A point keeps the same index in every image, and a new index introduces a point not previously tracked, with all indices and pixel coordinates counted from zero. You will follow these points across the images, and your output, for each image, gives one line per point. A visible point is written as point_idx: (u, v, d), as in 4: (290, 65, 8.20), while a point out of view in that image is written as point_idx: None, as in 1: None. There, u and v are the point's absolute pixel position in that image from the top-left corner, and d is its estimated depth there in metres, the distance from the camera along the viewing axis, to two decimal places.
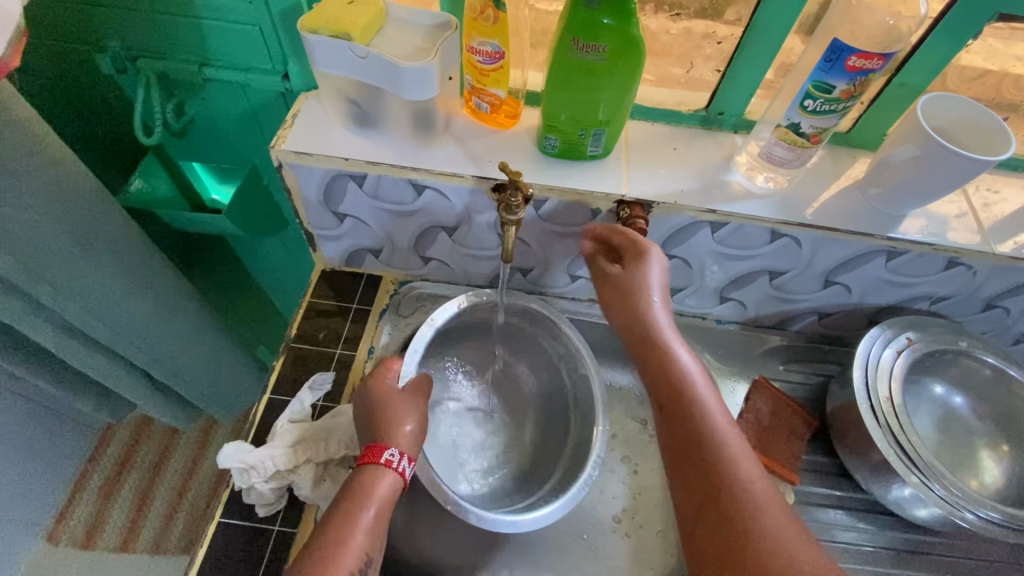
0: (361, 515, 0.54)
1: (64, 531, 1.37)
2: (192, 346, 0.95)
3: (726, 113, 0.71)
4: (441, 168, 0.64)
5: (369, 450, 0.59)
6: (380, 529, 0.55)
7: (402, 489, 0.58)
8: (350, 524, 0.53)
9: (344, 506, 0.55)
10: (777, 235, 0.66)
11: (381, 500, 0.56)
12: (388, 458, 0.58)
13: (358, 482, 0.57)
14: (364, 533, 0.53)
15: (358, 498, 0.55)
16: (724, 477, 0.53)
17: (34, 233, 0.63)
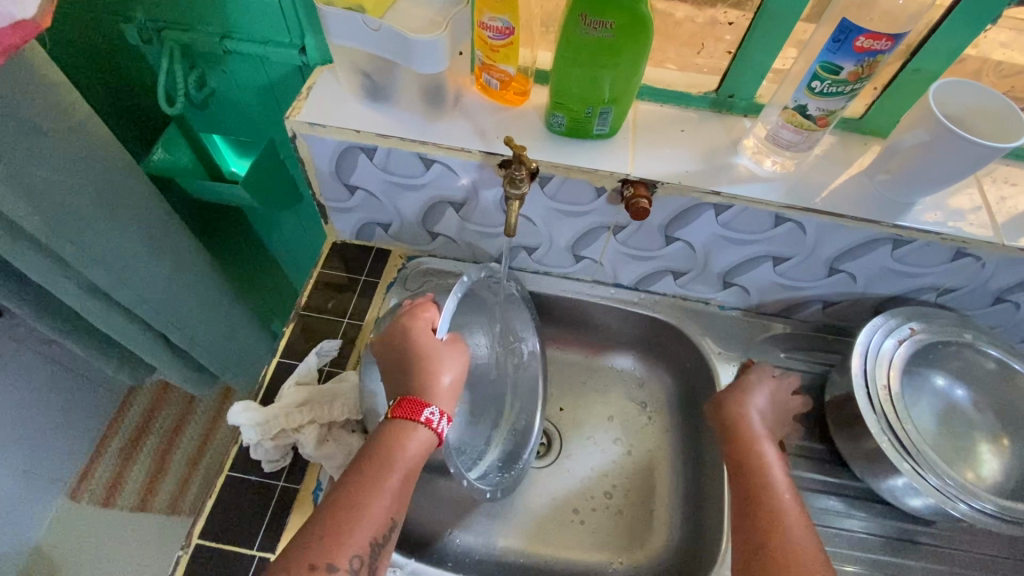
0: (387, 481, 0.56)
1: (87, 489, 1.43)
2: (209, 314, 0.99)
3: (736, 96, 0.70)
4: (449, 143, 0.65)
5: (407, 404, 0.60)
6: (404, 494, 0.57)
7: (429, 454, 0.59)
8: (376, 489, 0.55)
9: (371, 468, 0.56)
10: (782, 220, 0.66)
11: (408, 469, 0.57)
12: (427, 417, 0.59)
13: (387, 445, 0.58)
14: (388, 499, 0.55)
15: (384, 462, 0.56)
16: (779, 519, 0.58)
17: (61, 193, 0.67)
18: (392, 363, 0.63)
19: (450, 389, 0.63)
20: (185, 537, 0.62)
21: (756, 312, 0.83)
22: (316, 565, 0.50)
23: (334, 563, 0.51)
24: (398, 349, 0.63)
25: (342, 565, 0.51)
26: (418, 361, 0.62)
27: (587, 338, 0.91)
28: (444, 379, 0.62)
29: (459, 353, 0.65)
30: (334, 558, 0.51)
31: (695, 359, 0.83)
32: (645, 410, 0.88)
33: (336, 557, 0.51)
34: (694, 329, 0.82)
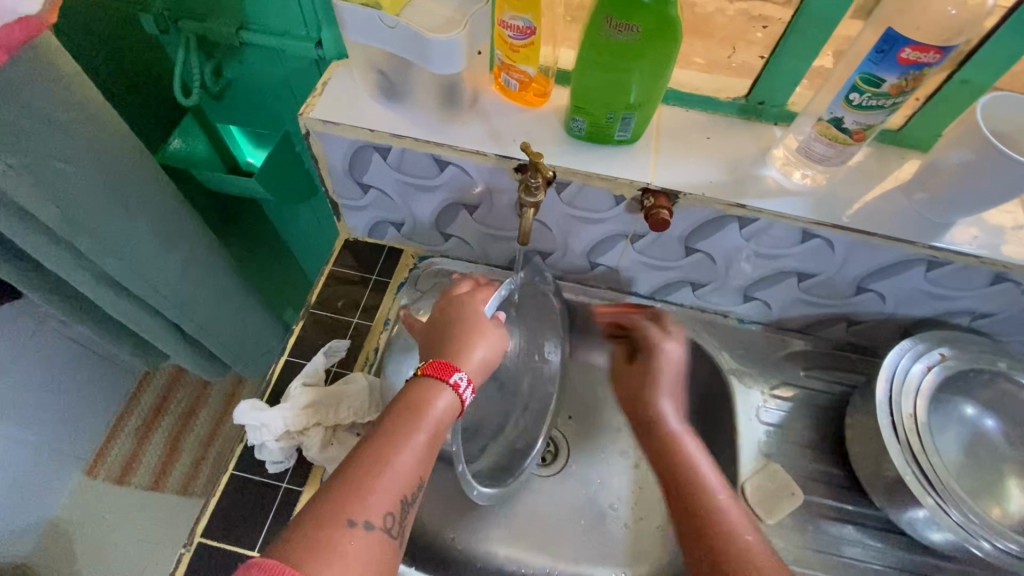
0: (416, 439, 0.52)
1: (103, 466, 1.47)
2: (222, 305, 0.99)
3: (767, 103, 0.67)
4: (465, 145, 0.63)
5: (437, 365, 0.59)
6: (431, 455, 0.53)
7: (453, 419, 0.57)
8: (405, 446, 0.51)
9: (399, 425, 0.53)
10: (809, 236, 0.64)
11: (435, 428, 0.54)
12: (456, 381, 0.57)
13: (415, 404, 0.55)
14: (417, 457, 0.52)
15: (411, 418, 0.53)
16: (725, 545, 0.59)
17: (74, 186, 0.66)
18: (437, 333, 0.65)
19: (483, 363, 0.62)
20: (188, 534, 0.62)
21: (777, 327, 0.80)
22: (352, 521, 0.46)
23: (369, 519, 0.47)
24: (447, 319, 0.65)
25: (377, 522, 0.47)
26: (458, 333, 0.63)
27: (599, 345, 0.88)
28: (478, 353, 0.62)
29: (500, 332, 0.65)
30: (369, 514, 0.47)
31: (710, 372, 0.80)
32: None
33: (371, 514, 0.47)
34: (711, 342, 0.80)
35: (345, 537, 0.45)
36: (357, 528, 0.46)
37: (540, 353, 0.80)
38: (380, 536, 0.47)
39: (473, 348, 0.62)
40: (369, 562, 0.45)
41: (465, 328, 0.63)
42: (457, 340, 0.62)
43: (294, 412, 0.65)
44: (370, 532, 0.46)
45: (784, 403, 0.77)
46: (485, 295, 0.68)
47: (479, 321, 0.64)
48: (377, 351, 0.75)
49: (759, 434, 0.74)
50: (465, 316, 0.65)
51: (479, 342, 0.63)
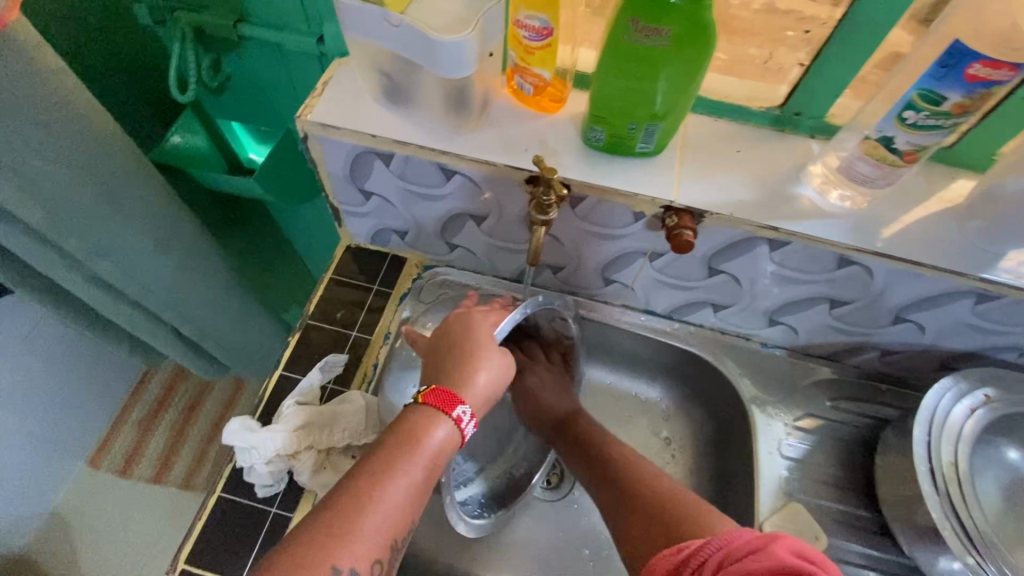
0: (412, 475, 0.48)
1: (105, 458, 1.42)
2: (219, 306, 0.96)
3: (804, 114, 0.61)
4: (472, 154, 0.58)
5: (440, 394, 0.53)
6: (426, 492, 0.49)
7: (453, 452, 0.52)
8: (398, 483, 0.47)
9: (393, 457, 0.48)
10: (846, 262, 0.58)
11: (433, 463, 0.49)
12: (459, 416, 0.52)
13: (411, 435, 0.50)
14: (410, 495, 0.47)
15: (408, 451, 0.49)
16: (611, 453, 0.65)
17: (57, 185, 0.63)
18: (438, 358, 0.58)
19: (486, 390, 0.57)
20: (171, 561, 0.59)
21: (803, 352, 0.75)
22: (336, 568, 0.42)
23: (354, 567, 0.42)
24: (450, 342, 0.59)
25: (362, 570, 0.43)
26: (461, 357, 0.57)
27: (611, 363, 0.84)
28: (480, 379, 0.56)
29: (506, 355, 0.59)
30: (355, 560, 0.42)
31: (730, 398, 0.75)
32: (669, 447, 0.81)
33: (356, 560, 0.43)
34: (731, 366, 0.75)
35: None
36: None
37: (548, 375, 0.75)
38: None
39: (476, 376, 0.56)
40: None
41: (468, 351, 0.57)
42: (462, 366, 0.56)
43: (284, 433, 0.61)
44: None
45: (806, 435, 0.72)
46: (493, 316, 0.61)
47: (482, 345, 0.58)
48: (376, 366, 0.71)
49: (779, 469, 0.69)
50: (467, 339, 0.58)
51: (483, 366, 0.57)
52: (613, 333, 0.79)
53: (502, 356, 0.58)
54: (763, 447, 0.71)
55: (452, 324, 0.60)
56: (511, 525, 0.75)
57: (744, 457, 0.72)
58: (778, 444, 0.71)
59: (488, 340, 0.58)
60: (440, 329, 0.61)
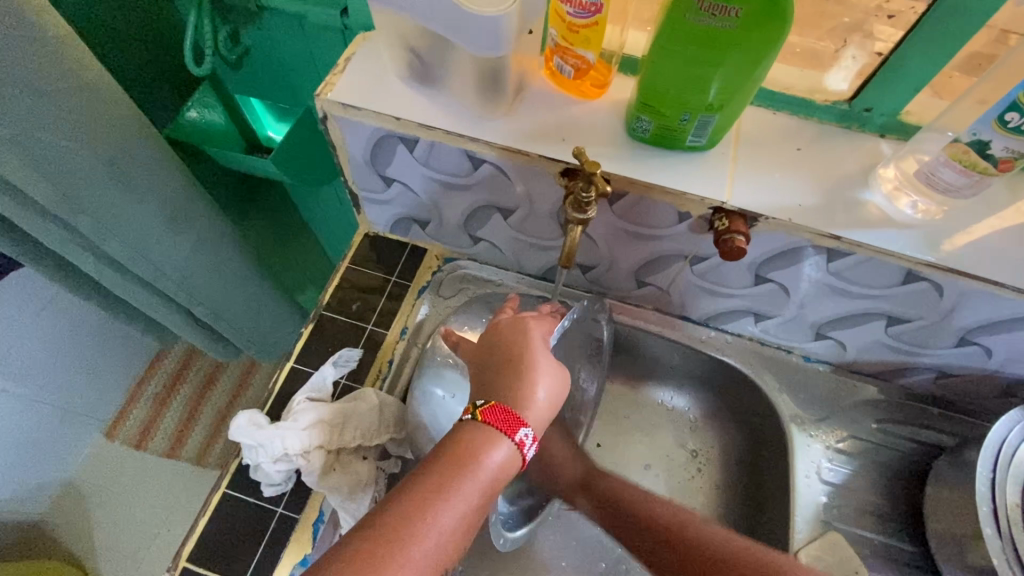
0: (466, 501, 0.44)
1: (121, 429, 1.40)
2: (236, 290, 0.93)
3: (875, 110, 0.55)
4: (504, 142, 0.53)
5: (501, 413, 0.48)
6: (479, 518, 0.45)
7: (511, 476, 0.48)
8: (453, 508, 0.44)
9: (449, 479, 0.44)
10: (913, 277, 0.53)
11: (489, 488, 0.46)
12: (521, 440, 0.48)
13: (467, 455, 0.46)
14: (466, 519, 0.44)
15: (465, 474, 0.45)
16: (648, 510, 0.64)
17: (69, 163, 0.60)
18: (490, 370, 0.53)
19: (546, 409, 0.51)
20: (172, 558, 0.57)
21: (848, 369, 0.70)
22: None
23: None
24: (500, 349, 0.54)
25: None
26: (509, 372, 0.52)
27: (637, 368, 0.79)
28: (539, 395, 0.50)
29: (560, 368, 0.54)
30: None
31: (766, 414, 0.71)
32: (696, 460, 0.77)
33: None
34: (769, 380, 0.70)
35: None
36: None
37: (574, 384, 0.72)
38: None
39: (508, 392, 0.50)
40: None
41: (513, 363, 0.52)
42: (507, 381, 0.51)
43: (295, 433, 0.58)
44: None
45: (847, 459, 0.67)
46: (546, 325, 0.57)
47: (537, 356, 0.52)
48: (392, 362, 0.68)
49: (817, 495, 0.65)
50: (517, 351, 0.53)
51: (539, 381, 0.51)
52: (643, 339, 0.74)
53: (557, 369, 0.53)
54: (801, 468, 0.66)
55: (504, 327, 0.55)
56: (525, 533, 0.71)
57: (779, 478, 0.68)
58: (816, 467, 0.66)
59: (544, 351, 0.53)
60: (489, 335, 0.56)
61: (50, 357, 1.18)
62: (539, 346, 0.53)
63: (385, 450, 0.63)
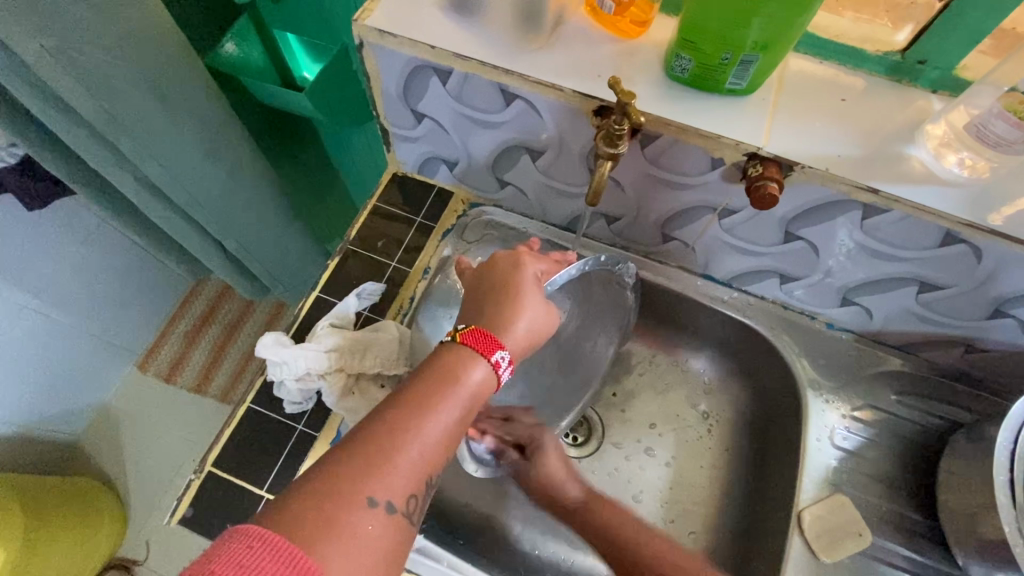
0: (447, 414, 0.44)
1: (153, 362, 1.45)
2: (265, 226, 0.96)
3: (929, 63, 0.52)
4: (539, 75, 0.53)
5: (478, 335, 0.49)
6: (459, 433, 0.45)
7: (487, 396, 0.48)
8: (434, 422, 0.44)
9: (429, 392, 0.45)
10: (951, 239, 0.51)
11: (469, 404, 0.46)
12: (497, 361, 0.48)
13: (447, 372, 0.46)
14: (447, 430, 0.44)
15: (445, 389, 0.45)
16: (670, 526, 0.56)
17: (114, 79, 0.61)
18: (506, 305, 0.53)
19: (526, 339, 0.52)
20: (199, 461, 0.61)
21: (873, 339, 0.68)
22: (371, 500, 0.38)
23: (391, 501, 0.39)
24: (497, 285, 0.53)
25: (398, 505, 0.40)
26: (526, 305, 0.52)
27: (656, 326, 0.79)
28: (519, 327, 0.51)
29: (548, 305, 0.54)
30: (391, 494, 0.39)
31: (781, 377, 0.70)
32: (707, 422, 0.77)
33: (393, 494, 0.39)
34: (789, 344, 0.69)
35: (363, 517, 0.38)
36: (376, 510, 0.38)
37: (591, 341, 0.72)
38: (400, 521, 0.39)
39: (523, 327, 0.51)
40: (384, 550, 0.38)
41: (522, 301, 0.52)
42: (524, 318, 0.51)
43: (317, 353, 0.60)
44: (390, 516, 0.39)
45: (863, 428, 0.66)
46: (549, 264, 0.56)
47: (526, 290, 0.52)
48: (413, 299, 0.69)
49: (828, 458, 0.65)
50: (529, 290, 0.53)
51: (533, 319, 0.52)
52: (663, 298, 0.74)
53: (544, 305, 0.53)
54: (813, 432, 0.66)
55: (500, 263, 0.55)
56: None
57: (789, 440, 0.68)
58: (826, 432, 0.66)
59: (534, 289, 0.53)
60: (484, 267, 0.55)
61: (92, 286, 1.24)
62: (527, 281, 0.53)
63: None
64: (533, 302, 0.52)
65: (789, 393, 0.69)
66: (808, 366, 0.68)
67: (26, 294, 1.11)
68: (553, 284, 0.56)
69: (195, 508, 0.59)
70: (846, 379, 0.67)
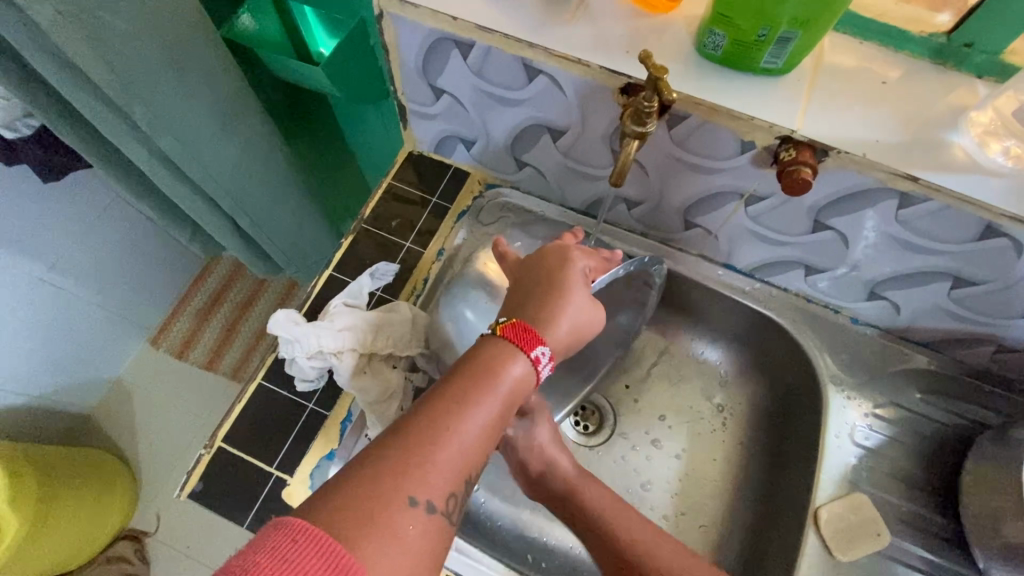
0: (486, 411, 0.43)
1: (165, 338, 1.46)
2: (278, 204, 0.95)
3: (976, 46, 0.49)
4: (564, 49, 0.51)
5: (520, 330, 0.47)
6: (498, 431, 0.44)
7: (525, 394, 0.47)
8: (474, 419, 0.42)
9: (469, 388, 0.43)
10: (993, 232, 0.49)
11: (508, 402, 0.45)
12: (538, 357, 0.47)
13: (487, 367, 0.45)
14: (486, 429, 0.43)
15: (485, 386, 0.44)
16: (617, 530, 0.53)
17: (130, 47, 0.60)
18: (524, 286, 0.52)
19: (568, 336, 0.50)
20: (210, 436, 0.60)
21: (898, 336, 0.66)
22: (412, 500, 0.37)
23: (431, 501, 0.38)
24: (536, 273, 0.53)
25: (438, 505, 0.38)
26: (544, 286, 0.51)
27: (673, 316, 0.77)
28: (545, 313, 0.49)
29: (597, 305, 0.53)
30: (432, 494, 0.38)
31: (801, 370, 0.68)
32: (721, 415, 0.75)
33: (433, 494, 0.38)
34: (810, 338, 0.67)
35: (404, 517, 0.36)
36: (417, 509, 0.37)
37: (606, 329, 0.70)
38: (439, 521, 0.38)
39: (541, 311, 0.49)
40: (425, 552, 0.37)
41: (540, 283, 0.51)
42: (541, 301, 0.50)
43: (331, 332, 0.59)
44: (430, 515, 0.37)
45: (885, 426, 0.65)
46: (570, 248, 0.55)
47: (574, 286, 0.51)
48: (428, 281, 0.68)
49: (847, 456, 0.63)
50: (545, 271, 0.52)
51: (551, 302, 0.50)
52: (681, 288, 0.72)
53: (590, 302, 0.52)
54: (832, 429, 0.64)
55: (543, 255, 0.54)
56: None
57: (808, 436, 0.66)
58: (849, 429, 0.64)
59: (581, 284, 0.52)
60: (533, 258, 0.55)
61: (105, 260, 1.24)
62: (576, 281, 0.52)
63: (415, 363, 0.64)
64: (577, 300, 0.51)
65: (810, 386, 0.67)
66: (829, 362, 0.66)
67: (41, 267, 1.12)
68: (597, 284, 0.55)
69: (204, 483, 0.59)
70: (868, 375, 0.65)
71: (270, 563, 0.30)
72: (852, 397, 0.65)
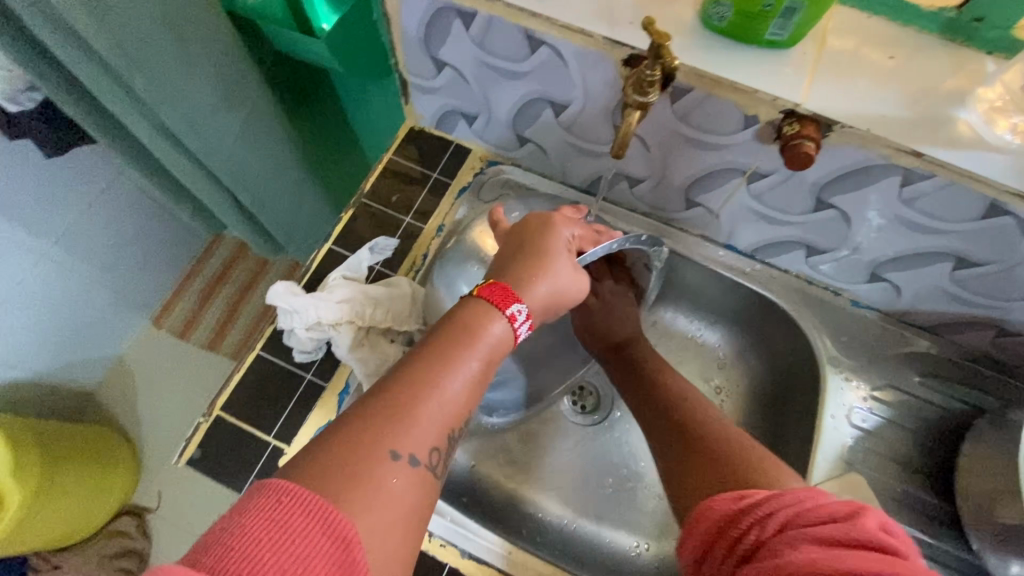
0: (469, 367, 0.43)
1: (168, 318, 1.46)
2: (279, 179, 0.95)
3: (987, 21, 0.48)
4: (566, 19, 0.50)
5: (496, 290, 0.47)
6: (481, 387, 0.44)
7: (506, 352, 0.47)
8: (456, 376, 0.42)
9: (450, 345, 0.43)
10: (996, 211, 0.48)
11: (488, 359, 0.45)
12: (514, 314, 0.46)
13: (467, 326, 0.45)
14: (468, 384, 0.43)
15: (462, 343, 0.44)
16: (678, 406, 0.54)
17: (129, 13, 0.60)
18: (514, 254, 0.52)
19: (549, 299, 0.50)
20: (208, 405, 0.61)
21: (900, 318, 0.66)
22: (395, 453, 0.37)
23: (414, 455, 0.38)
24: (526, 241, 0.52)
25: (422, 459, 0.38)
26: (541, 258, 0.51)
27: (673, 298, 0.77)
28: (542, 287, 0.49)
29: (580, 272, 0.53)
30: (415, 448, 0.38)
31: (798, 353, 0.68)
32: (718, 396, 0.75)
33: (416, 448, 0.38)
34: (811, 320, 0.66)
35: (388, 471, 0.36)
36: (401, 463, 0.37)
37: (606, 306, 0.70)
38: (424, 473, 0.38)
39: (540, 283, 0.49)
40: (411, 504, 0.37)
41: (541, 256, 0.51)
42: (539, 271, 0.50)
43: (329, 303, 0.60)
44: (414, 469, 0.37)
45: (883, 408, 0.65)
46: (568, 223, 0.55)
47: (559, 254, 0.51)
48: (425, 256, 0.68)
49: (843, 437, 0.64)
50: (542, 243, 0.52)
51: (550, 275, 0.50)
52: (680, 268, 0.72)
53: (576, 272, 0.52)
54: (830, 408, 0.64)
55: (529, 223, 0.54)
56: (538, 439, 0.73)
57: (805, 417, 0.66)
58: (846, 410, 0.64)
59: (566, 252, 0.52)
60: (518, 227, 0.54)
61: (107, 236, 1.24)
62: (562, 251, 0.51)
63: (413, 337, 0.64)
64: (564, 270, 0.51)
65: (809, 368, 0.67)
66: (827, 343, 0.66)
67: (44, 242, 1.12)
68: (585, 257, 0.55)
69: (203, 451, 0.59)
70: (867, 357, 0.65)
71: (263, 526, 0.30)
72: (849, 379, 0.65)
